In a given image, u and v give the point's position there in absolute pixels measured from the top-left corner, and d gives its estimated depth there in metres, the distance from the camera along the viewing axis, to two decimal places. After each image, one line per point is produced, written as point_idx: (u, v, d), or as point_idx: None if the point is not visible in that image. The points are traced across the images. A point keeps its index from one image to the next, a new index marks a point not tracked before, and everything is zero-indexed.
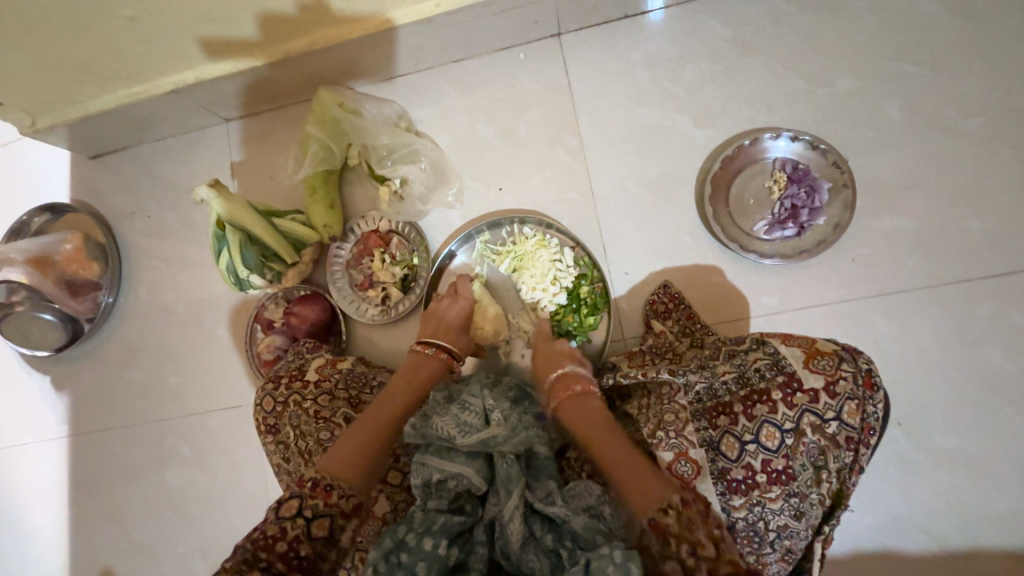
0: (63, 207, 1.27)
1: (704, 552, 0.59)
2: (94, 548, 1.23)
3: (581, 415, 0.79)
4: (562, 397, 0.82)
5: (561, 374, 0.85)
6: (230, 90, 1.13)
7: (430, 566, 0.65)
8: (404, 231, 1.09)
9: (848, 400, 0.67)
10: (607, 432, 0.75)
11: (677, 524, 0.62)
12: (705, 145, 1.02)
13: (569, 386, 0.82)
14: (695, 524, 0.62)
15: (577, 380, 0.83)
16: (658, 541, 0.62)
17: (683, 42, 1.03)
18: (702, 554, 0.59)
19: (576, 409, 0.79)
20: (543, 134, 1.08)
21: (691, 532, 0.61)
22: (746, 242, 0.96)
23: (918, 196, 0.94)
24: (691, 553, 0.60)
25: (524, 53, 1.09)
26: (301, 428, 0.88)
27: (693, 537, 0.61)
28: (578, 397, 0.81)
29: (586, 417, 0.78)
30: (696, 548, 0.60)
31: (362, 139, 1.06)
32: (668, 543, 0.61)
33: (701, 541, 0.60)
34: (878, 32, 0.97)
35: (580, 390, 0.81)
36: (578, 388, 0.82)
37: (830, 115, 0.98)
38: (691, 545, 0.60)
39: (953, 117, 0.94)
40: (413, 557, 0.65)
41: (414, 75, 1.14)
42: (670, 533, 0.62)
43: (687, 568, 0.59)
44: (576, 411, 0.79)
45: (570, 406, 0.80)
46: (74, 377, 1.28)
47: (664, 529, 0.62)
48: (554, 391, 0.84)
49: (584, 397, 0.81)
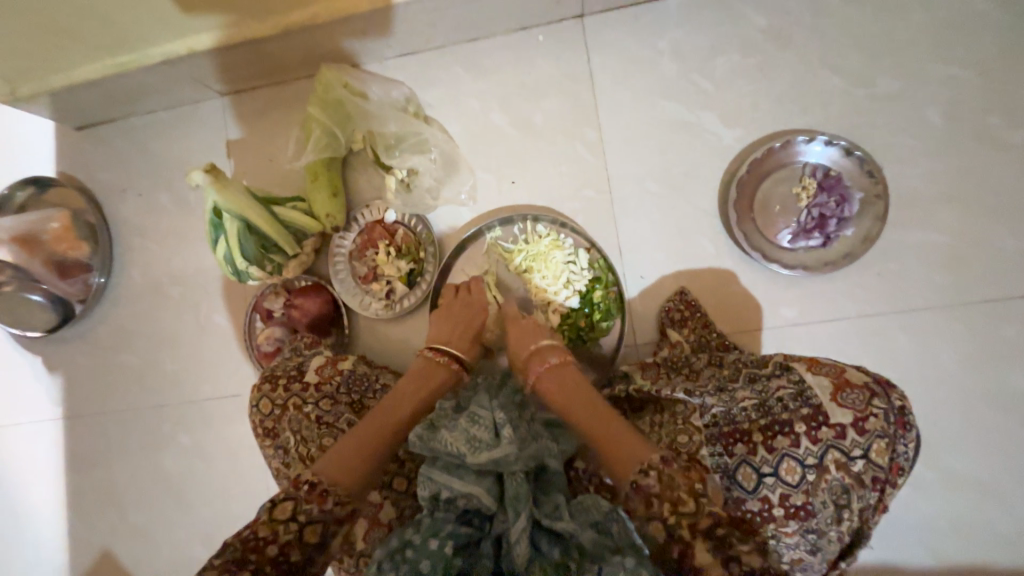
0: (47, 181, 1.20)
1: (684, 508, 0.64)
2: (93, 530, 1.23)
3: (558, 387, 0.82)
4: (538, 372, 0.85)
5: (537, 350, 0.87)
6: (226, 63, 1.05)
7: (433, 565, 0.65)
8: (410, 223, 1.03)
9: (877, 438, 0.65)
10: (585, 400, 0.79)
11: (659, 485, 0.66)
12: (732, 145, 0.96)
13: (546, 358, 0.85)
14: (676, 483, 0.66)
15: (552, 353, 0.86)
16: (642, 502, 0.67)
17: (716, 31, 0.96)
18: (682, 510, 0.64)
19: (554, 380, 0.83)
20: (560, 125, 1.02)
21: (672, 490, 0.66)
22: (769, 250, 0.93)
23: (953, 210, 0.90)
24: (673, 511, 0.65)
25: (544, 35, 1.02)
26: (301, 433, 0.86)
27: (674, 495, 0.65)
28: (554, 369, 0.84)
29: (562, 386, 0.82)
30: (677, 506, 0.65)
31: (369, 124, 1.00)
32: (651, 503, 0.66)
33: (683, 499, 0.65)
34: (925, 30, 0.91)
35: (555, 361, 0.85)
36: (554, 359, 0.85)
37: (867, 120, 0.92)
38: (672, 505, 0.65)
39: (998, 127, 0.89)
40: (416, 554, 0.66)
41: (425, 54, 1.06)
42: (653, 495, 0.66)
43: (669, 527, 0.64)
44: (553, 383, 0.83)
45: (548, 377, 0.84)
46: (68, 359, 1.24)
47: (646, 490, 0.67)
48: (531, 365, 0.86)
49: (559, 368, 0.84)
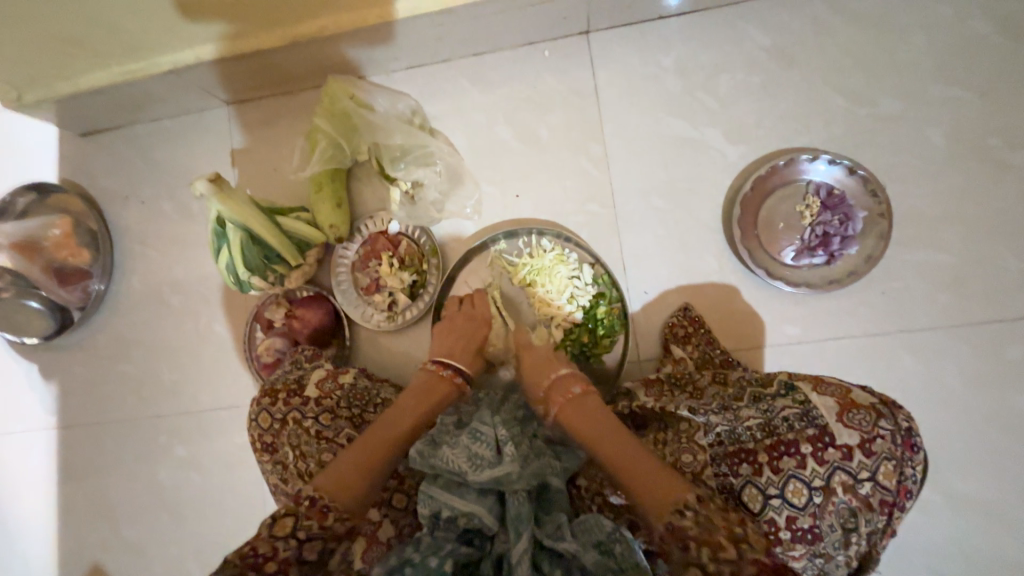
0: (48, 187, 1.19)
1: (724, 553, 0.60)
2: (85, 542, 1.21)
3: (581, 419, 0.80)
4: (561, 404, 0.83)
5: (557, 381, 0.86)
6: (232, 73, 1.06)
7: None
8: (414, 235, 1.03)
9: (884, 460, 0.64)
10: (609, 429, 0.76)
11: (695, 527, 0.63)
12: (736, 162, 0.97)
13: (568, 389, 0.83)
14: (714, 526, 0.62)
15: (574, 383, 0.84)
16: (677, 545, 0.63)
17: (720, 49, 0.97)
18: (723, 556, 0.60)
19: (576, 411, 0.80)
20: (565, 139, 1.02)
21: (712, 534, 0.62)
22: (773, 267, 0.93)
23: (955, 229, 0.90)
24: (712, 556, 0.61)
25: (549, 50, 1.02)
26: (301, 448, 0.84)
27: (713, 539, 0.61)
28: (577, 400, 0.82)
29: (586, 417, 0.79)
30: (718, 551, 0.61)
31: (374, 137, 0.99)
32: (687, 546, 0.62)
33: (722, 542, 0.61)
34: (926, 51, 0.92)
35: (579, 391, 0.83)
36: (578, 390, 0.83)
37: (870, 139, 0.93)
38: (711, 549, 0.61)
39: (999, 147, 0.90)
40: (415, 571, 0.66)
41: (431, 67, 1.07)
42: (688, 537, 0.63)
43: (709, 572, 0.60)
44: (576, 415, 0.80)
45: (570, 407, 0.81)
46: (64, 367, 1.23)
47: (682, 533, 0.63)
48: (553, 397, 0.84)
49: (582, 399, 0.82)
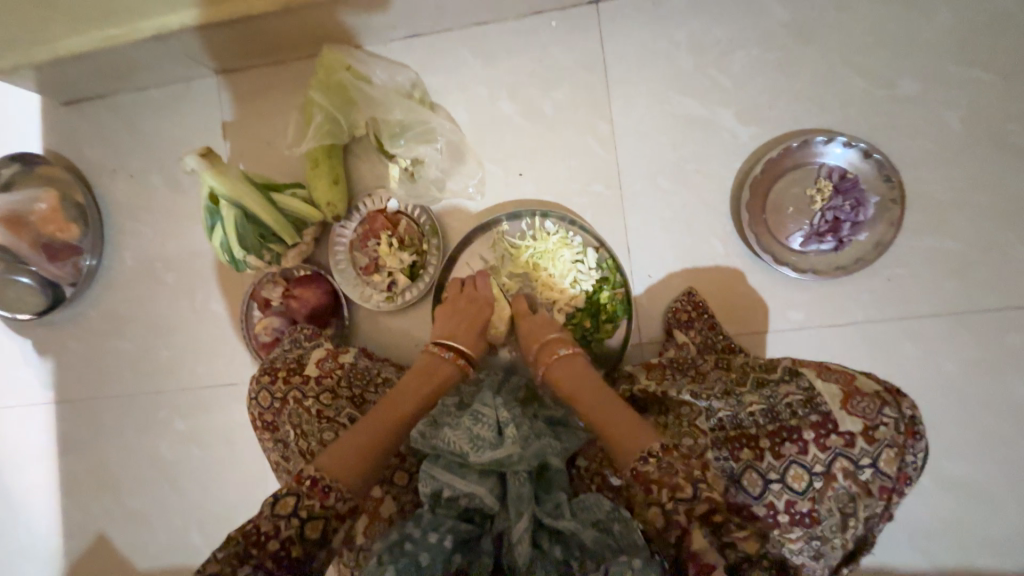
0: (32, 159, 1.15)
1: (681, 493, 0.63)
2: (88, 514, 1.22)
3: (567, 377, 0.82)
4: (547, 362, 0.85)
5: (547, 341, 0.87)
6: (221, 39, 1.00)
7: (434, 557, 0.67)
8: (414, 214, 1.01)
9: (886, 447, 0.65)
10: (592, 388, 0.79)
11: (657, 471, 0.66)
12: (747, 143, 0.94)
13: (554, 350, 0.85)
14: (675, 469, 0.65)
15: (561, 345, 0.86)
16: (641, 488, 0.66)
17: (736, 23, 0.93)
18: (680, 496, 0.63)
19: (562, 371, 0.83)
20: (571, 116, 0.98)
21: (670, 477, 0.65)
22: (780, 253, 0.91)
23: (967, 217, 0.88)
24: (671, 496, 0.63)
25: (557, 20, 0.98)
26: (302, 427, 0.84)
27: (672, 481, 0.64)
28: (563, 360, 0.84)
29: (571, 377, 0.81)
30: (674, 491, 0.64)
31: (373, 111, 0.95)
32: (649, 489, 0.65)
33: (680, 484, 0.64)
34: (951, 30, 0.88)
35: (564, 352, 0.84)
36: (563, 351, 0.85)
37: (886, 122, 0.90)
38: (670, 490, 0.64)
39: (1018, 133, 0.88)
40: (416, 547, 0.67)
41: (431, 37, 1.02)
42: (650, 480, 0.66)
43: (667, 511, 0.63)
44: (561, 372, 0.83)
45: (556, 367, 0.84)
46: (58, 343, 1.21)
47: (645, 477, 0.66)
48: (540, 357, 0.86)
49: (568, 359, 0.84)
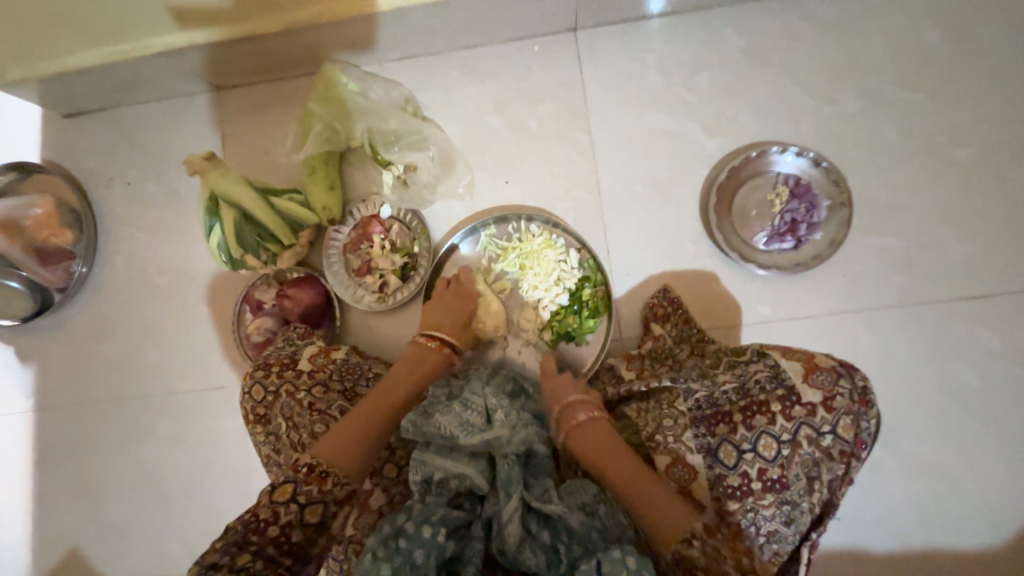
0: (30, 167, 1.18)
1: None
2: (60, 528, 1.18)
3: (591, 444, 0.79)
4: (568, 429, 0.82)
5: (566, 403, 0.85)
6: (226, 56, 1.07)
7: (428, 553, 0.67)
8: (406, 219, 1.06)
9: (843, 415, 0.72)
10: (618, 457, 0.77)
11: (704, 556, 0.66)
12: (713, 153, 1.03)
13: (574, 416, 0.82)
14: (721, 555, 0.66)
15: (581, 409, 0.83)
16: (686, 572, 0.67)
17: (699, 49, 1.04)
18: None
19: (585, 438, 0.80)
20: (553, 130, 1.07)
21: (717, 563, 0.65)
22: (746, 251, 0.99)
23: (909, 218, 0.98)
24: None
25: (539, 45, 1.08)
26: (293, 419, 0.87)
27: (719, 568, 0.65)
28: (584, 426, 0.81)
29: (596, 446, 0.79)
30: None
31: (368, 121, 1.02)
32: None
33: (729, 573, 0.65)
34: (883, 57, 1.00)
35: (586, 418, 0.82)
36: (584, 416, 0.82)
37: (833, 134, 1.01)
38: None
39: (947, 145, 0.99)
40: (410, 543, 0.67)
41: (424, 58, 1.10)
42: (698, 567, 0.66)
43: None
44: (585, 441, 0.80)
45: (579, 433, 0.81)
46: (42, 349, 1.20)
47: (689, 561, 0.67)
48: (561, 422, 0.84)
49: (591, 425, 0.81)
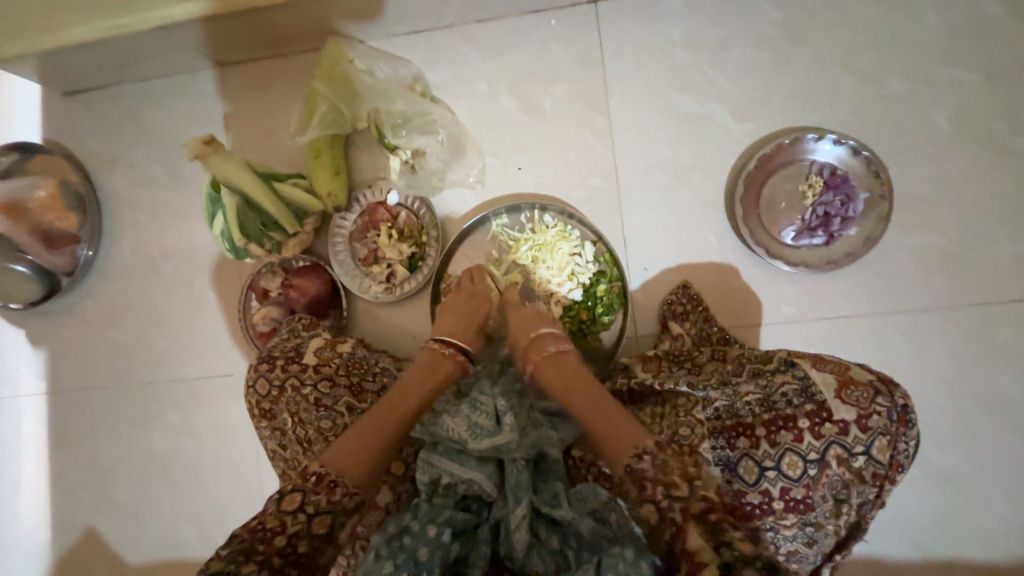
0: (32, 147, 1.15)
1: (677, 492, 0.64)
2: (77, 508, 1.21)
3: (558, 375, 0.81)
4: (536, 359, 0.84)
5: (534, 338, 0.86)
6: (225, 31, 1.01)
7: (432, 551, 0.65)
8: (414, 206, 1.02)
9: (879, 435, 0.67)
10: (582, 384, 0.79)
11: (652, 469, 0.67)
12: (742, 139, 0.96)
13: (544, 347, 0.84)
14: (669, 467, 0.67)
15: (551, 342, 0.85)
16: (635, 485, 0.68)
17: (730, 23, 0.96)
18: (675, 493, 0.64)
19: (550, 367, 0.82)
20: (570, 112, 1.00)
21: (666, 474, 0.66)
22: (773, 246, 0.93)
23: (954, 214, 0.91)
24: (666, 493, 0.64)
25: (556, 19, 1.00)
26: (299, 415, 0.86)
27: (667, 479, 0.66)
28: (553, 357, 0.83)
29: (560, 374, 0.81)
30: (671, 489, 0.65)
31: (374, 102, 0.97)
32: (645, 486, 0.66)
33: (675, 482, 0.65)
34: (937, 32, 0.91)
35: (554, 349, 0.84)
36: (552, 348, 0.84)
37: (876, 121, 0.93)
38: (665, 488, 0.65)
39: (1003, 133, 0.91)
40: (414, 541, 0.66)
41: (433, 32, 1.03)
42: (645, 478, 0.67)
43: (662, 509, 0.64)
44: (553, 370, 0.82)
45: (547, 363, 0.83)
46: (52, 333, 1.20)
47: (640, 475, 0.67)
48: (529, 354, 0.85)
49: (558, 357, 0.83)
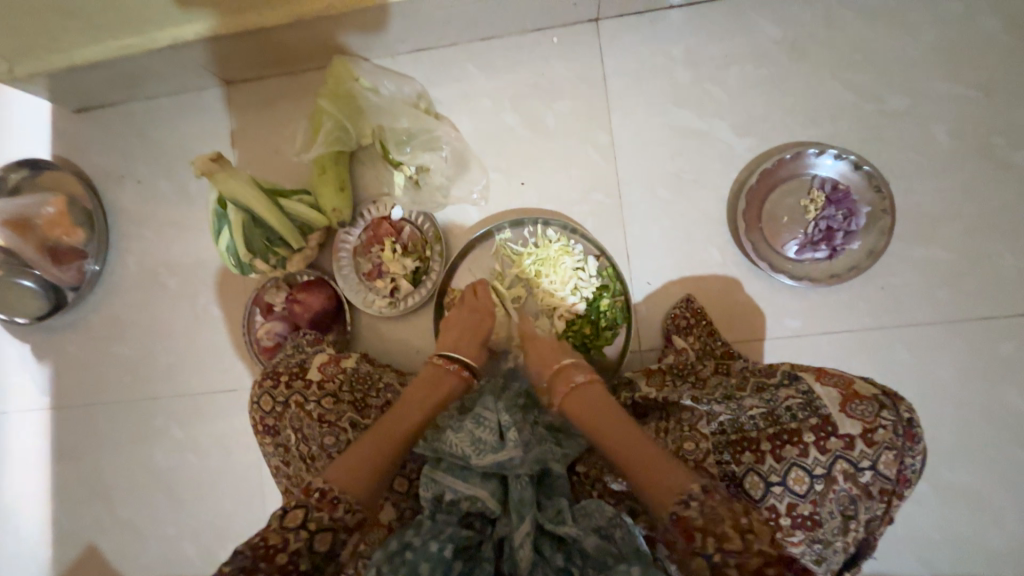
0: (39, 163, 1.16)
1: (730, 544, 0.61)
2: (78, 523, 1.20)
3: (586, 407, 0.79)
4: (563, 390, 0.82)
5: (559, 369, 0.85)
6: (233, 51, 1.03)
7: (433, 568, 0.65)
8: (417, 221, 1.02)
9: (886, 450, 0.66)
10: (613, 417, 0.76)
11: (700, 517, 0.64)
12: (743, 154, 0.97)
13: (571, 378, 0.82)
14: (720, 516, 0.63)
15: (578, 372, 0.83)
16: (683, 534, 0.64)
17: (730, 40, 0.97)
18: (728, 547, 0.61)
19: (578, 399, 0.80)
20: (572, 127, 1.01)
21: (716, 524, 0.63)
22: (776, 260, 0.93)
23: (956, 227, 0.91)
24: (717, 546, 0.61)
25: (558, 37, 1.01)
26: (303, 432, 0.85)
27: (719, 529, 0.62)
28: (581, 388, 0.81)
29: (590, 407, 0.78)
30: (722, 542, 0.62)
31: (379, 120, 0.99)
32: (694, 537, 0.63)
33: (728, 534, 0.62)
34: (935, 48, 0.92)
35: (583, 380, 0.82)
36: (581, 379, 0.82)
37: (876, 136, 0.93)
38: (717, 540, 0.62)
39: (1003, 147, 0.91)
40: (416, 555, 0.66)
41: (437, 50, 1.05)
42: (694, 528, 0.63)
43: (714, 562, 0.62)
44: (581, 407, 0.79)
45: (575, 395, 0.80)
46: (57, 348, 1.21)
47: (687, 524, 0.64)
48: (556, 385, 0.83)
49: (586, 388, 0.81)
